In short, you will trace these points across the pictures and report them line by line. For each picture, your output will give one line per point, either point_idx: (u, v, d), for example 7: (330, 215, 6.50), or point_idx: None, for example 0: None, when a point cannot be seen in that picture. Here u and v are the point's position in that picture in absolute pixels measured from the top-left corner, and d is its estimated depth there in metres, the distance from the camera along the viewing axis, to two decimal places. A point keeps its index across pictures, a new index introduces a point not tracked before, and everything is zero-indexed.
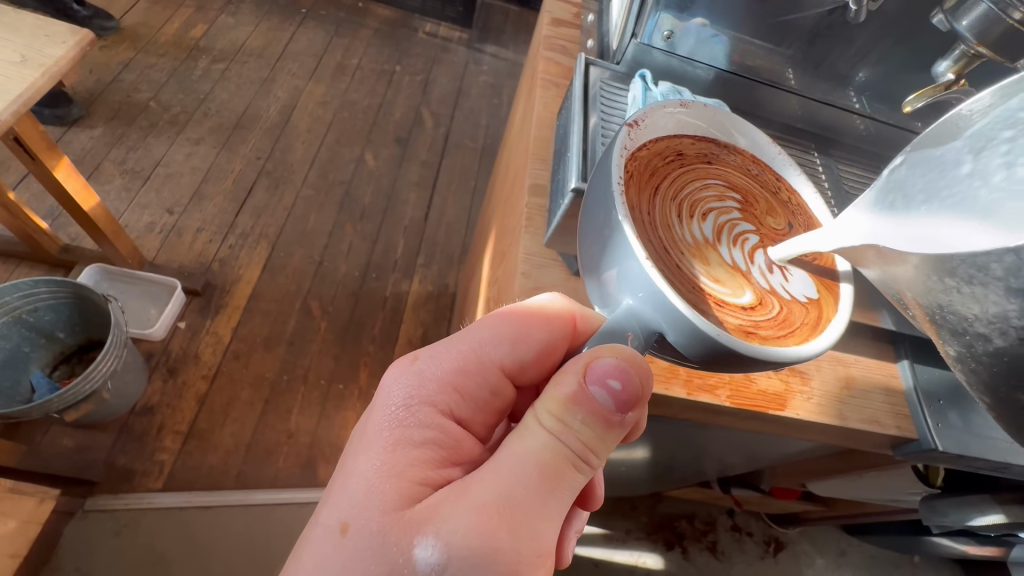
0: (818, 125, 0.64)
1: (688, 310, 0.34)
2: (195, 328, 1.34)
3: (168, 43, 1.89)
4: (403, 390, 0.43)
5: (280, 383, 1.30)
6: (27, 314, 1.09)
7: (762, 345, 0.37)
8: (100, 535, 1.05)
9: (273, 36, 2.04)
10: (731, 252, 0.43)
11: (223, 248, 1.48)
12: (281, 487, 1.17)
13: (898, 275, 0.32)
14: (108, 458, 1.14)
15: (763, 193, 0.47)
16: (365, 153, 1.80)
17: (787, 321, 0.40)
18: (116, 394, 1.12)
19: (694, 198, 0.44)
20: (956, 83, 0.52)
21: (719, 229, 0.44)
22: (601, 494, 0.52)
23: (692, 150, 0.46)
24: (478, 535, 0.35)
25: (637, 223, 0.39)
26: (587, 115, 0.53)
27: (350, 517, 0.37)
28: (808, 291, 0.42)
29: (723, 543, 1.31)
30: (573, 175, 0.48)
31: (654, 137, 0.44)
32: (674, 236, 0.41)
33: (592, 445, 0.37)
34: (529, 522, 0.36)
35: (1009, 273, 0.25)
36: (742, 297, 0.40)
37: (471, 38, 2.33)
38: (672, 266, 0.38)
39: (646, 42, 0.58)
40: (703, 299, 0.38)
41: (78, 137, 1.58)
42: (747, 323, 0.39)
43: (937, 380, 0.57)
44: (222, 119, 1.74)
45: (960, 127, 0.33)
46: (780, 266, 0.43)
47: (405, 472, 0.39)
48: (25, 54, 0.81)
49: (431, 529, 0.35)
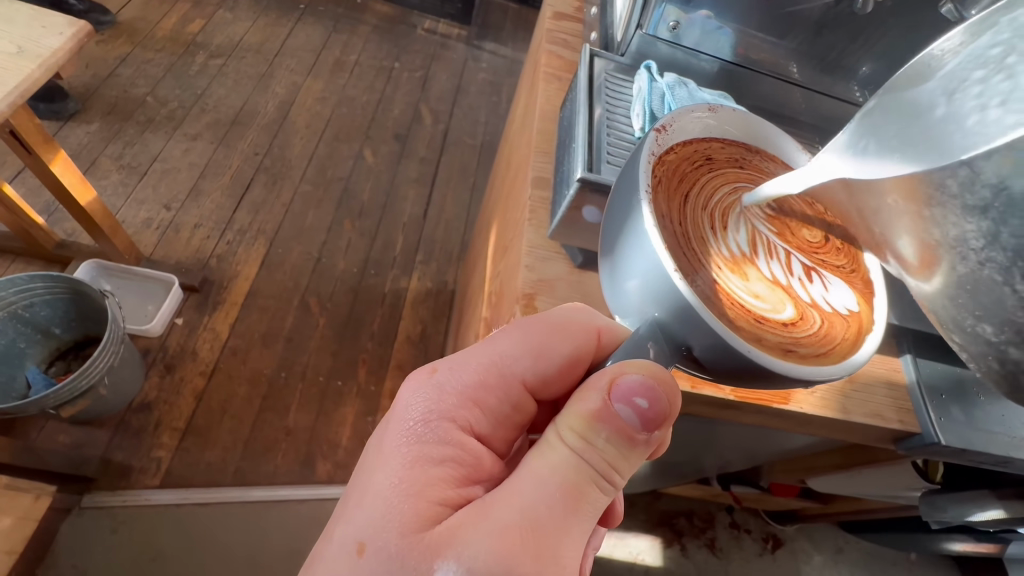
0: (823, 118, 0.64)
1: (719, 325, 0.33)
2: (192, 325, 1.33)
3: (165, 38, 1.87)
4: (421, 404, 0.43)
5: (278, 380, 1.30)
6: (22, 309, 1.07)
7: (803, 363, 0.36)
8: (96, 533, 1.04)
9: (272, 31, 2.03)
10: (770, 264, 0.41)
11: (220, 244, 1.47)
12: (279, 483, 1.16)
13: (870, 207, 0.31)
14: (104, 455, 1.13)
15: (798, 202, 0.46)
16: (363, 149, 1.79)
17: (827, 337, 0.38)
18: (112, 390, 1.11)
19: (726, 206, 0.42)
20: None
21: (756, 240, 0.42)
22: (621, 512, 0.51)
23: (721, 156, 0.44)
24: (498, 557, 0.34)
25: (667, 231, 0.37)
26: (592, 106, 0.53)
27: (366, 537, 0.37)
28: (846, 305, 0.41)
29: (721, 541, 1.31)
30: (580, 164, 0.47)
31: (680, 143, 0.43)
32: (706, 246, 0.39)
33: (616, 464, 0.37)
34: (550, 541, 0.36)
35: (964, 188, 0.24)
36: (783, 313, 0.38)
37: (470, 35, 2.33)
38: (703, 277, 0.37)
39: (651, 33, 0.58)
40: (741, 315, 0.37)
41: (74, 132, 1.57)
42: (787, 340, 0.37)
43: (940, 374, 0.57)
44: (220, 115, 1.73)
45: (931, 69, 0.27)
46: (819, 279, 0.41)
47: (424, 491, 0.39)
48: (22, 45, 0.80)
49: (451, 551, 0.35)
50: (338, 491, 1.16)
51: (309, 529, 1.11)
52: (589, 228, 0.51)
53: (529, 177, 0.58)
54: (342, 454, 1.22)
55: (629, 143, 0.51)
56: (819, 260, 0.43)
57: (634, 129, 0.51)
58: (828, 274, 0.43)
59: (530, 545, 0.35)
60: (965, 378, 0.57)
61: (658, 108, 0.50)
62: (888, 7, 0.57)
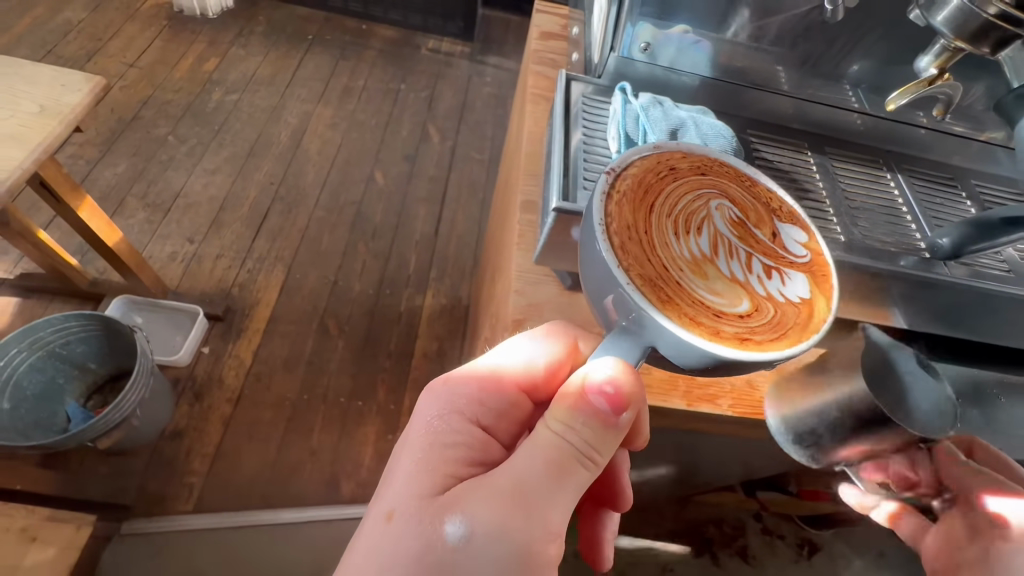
0: (813, 124, 0.61)
1: (672, 324, 0.34)
2: (218, 352, 1.39)
3: (183, 79, 1.95)
4: (436, 406, 0.44)
5: (302, 402, 1.34)
6: (59, 347, 1.14)
7: (758, 351, 0.34)
8: (134, 559, 1.09)
9: (282, 64, 2.10)
10: (729, 263, 0.40)
11: (241, 273, 1.52)
12: (306, 504, 1.19)
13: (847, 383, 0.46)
14: (140, 484, 1.18)
15: (759, 202, 0.45)
16: (374, 171, 1.84)
17: (781, 326, 0.37)
18: (145, 421, 1.16)
19: (689, 211, 0.42)
20: (941, 77, 0.49)
21: (718, 240, 0.41)
22: (630, 495, 0.54)
23: (685, 165, 0.44)
24: (497, 522, 0.36)
25: (630, 250, 0.37)
26: (569, 130, 0.53)
27: (397, 505, 0.38)
28: (795, 293, 0.40)
29: (754, 548, 1.27)
30: (555, 195, 0.47)
31: (643, 159, 0.43)
32: (667, 252, 0.39)
33: (598, 444, 0.38)
34: (546, 510, 0.37)
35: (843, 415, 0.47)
36: (740, 306, 0.38)
37: (473, 51, 2.36)
38: (661, 277, 0.37)
39: (625, 55, 0.58)
40: (699, 310, 0.36)
41: (102, 174, 1.65)
42: (743, 330, 0.36)
43: (955, 380, 0.56)
44: (237, 149, 1.80)
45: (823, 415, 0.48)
46: (777, 274, 0.41)
47: (439, 468, 0.40)
48: (44, 104, 0.82)
49: (459, 511, 0.36)
50: (362, 510, 1.19)
51: (334, 549, 1.13)
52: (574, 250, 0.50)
53: (519, 202, 0.59)
54: (365, 473, 1.25)
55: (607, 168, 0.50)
56: (782, 258, 0.42)
57: (612, 152, 0.50)
58: (792, 266, 0.42)
59: (520, 511, 0.36)
60: (982, 380, 0.56)
61: (633, 131, 0.50)
62: (861, 13, 0.57)
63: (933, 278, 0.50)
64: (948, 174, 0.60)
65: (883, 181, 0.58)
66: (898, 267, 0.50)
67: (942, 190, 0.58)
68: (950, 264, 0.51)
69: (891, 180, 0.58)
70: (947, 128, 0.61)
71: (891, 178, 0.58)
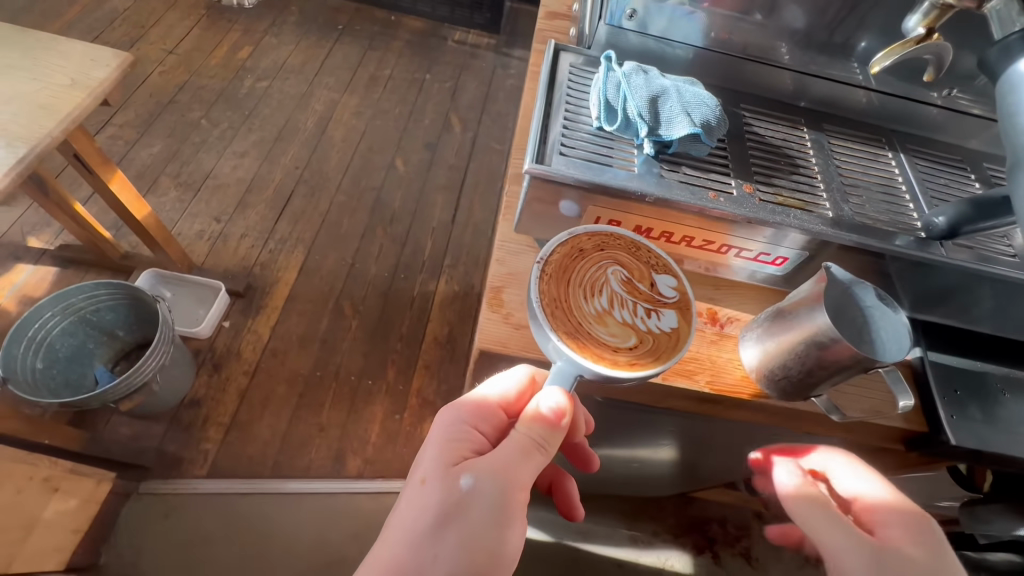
0: (814, 99, 0.62)
1: (591, 363, 0.44)
2: (238, 327, 1.44)
3: (218, 65, 2.03)
4: (449, 409, 0.50)
5: (314, 378, 1.38)
6: (89, 313, 1.20)
7: (646, 370, 0.44)
8: (149, 518, 1.14)
9: (313, 52, 2.15)
10: (624, 311, 0.48)
11: (263, 252, 1.58)
12: (313, 476, 1.23)
13: (814, 319, 0.44)
14: (159, 447, 1.24)
15: (649, 259, 0.51)
16: (395, 159, 1.87)
17: (658, 351, 0.46)
18: (165, 387, 1.21)
19: (594, 275, 0.49)
20: (930, 37, 0.46)
21: (616, 297, 0.48)
22: (596, 458, 0.67)
23: (588, 244, 0.50)
24: (496, 491, 0.44)
25: (557, 317, 0.46)
26: (552, 98, 0.55)
27: (426, 473, 0.46)
28: (668, 324, 0.48)
29: (758, 551, 1.24)
30: (530, 157, 0.50)
31: (556, 244, 0.49)
32: (583, 312, 0.47)
33: (555, 435, 0.47)
34: (528, 478, 0.46)
35: (811, 349, 0.45)
36: (636, 340, 0.46)
37: (499, 43, 2.37)
38: (581, 329, 0.46)
39: (614, 25, 0.61)
40: (607, 349, 0.45)
41: (139, 154, 1.73)
42: (639, 357, 0.45)
43: (957, 371, 0.55)
44: (265, 133, 1.86)
45: (796, 346, 0.46)
46: (651, 314, 0.48)
47: (454, 452, 0.47)
48: (75, 78, 0.87)
49: (469, 482, 0.44)
50: (366, 485, 1.22)
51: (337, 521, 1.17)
52: (566, 221, 0.55)
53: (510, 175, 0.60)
54: (371, 451, 1.28)
55: (587, 133, 0.53)
56: (658, 304, 0.49)
57: (593, 119, 0.53)
58: (661, 308, 0.49)
59: (512, 483, 0.45)
60: (986, 374, 0.55)
61: (613, 97, 0.53)
62: None
63: (927, 258, 0.50)
64: (958, 156, 0.59)
65: (884, 159, 0.58)
66: (891, 245, 0.50)
67: (947, 169, 0.58)
68: (947, 244, 0.51)
69: (892, 159, 0.58)
70: (962, 109, 0.59)
71: (892, 157, 0.58)
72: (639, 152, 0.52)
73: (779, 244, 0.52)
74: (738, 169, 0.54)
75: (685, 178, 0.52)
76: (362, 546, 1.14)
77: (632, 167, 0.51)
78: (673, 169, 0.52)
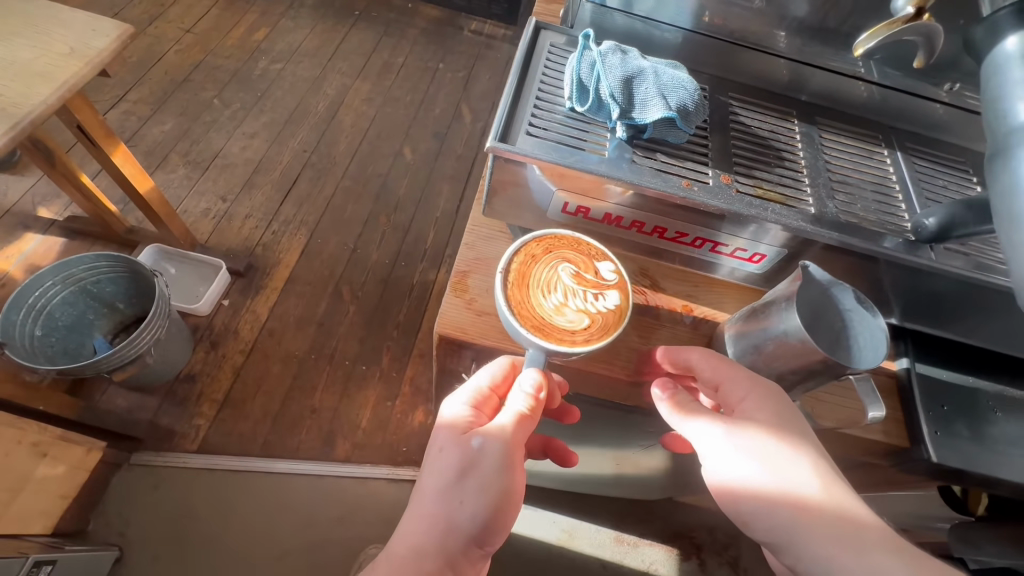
0: (806, 92, 0.60)
1: (558, 346, 0.47)
2: (237, 306, 1.45)
3: (233, 46, 2.04)
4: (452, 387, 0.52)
5: (308, 360, 1.38)
6: (90, 284, 1.22)
7: (599, 342, 0.47)
8: (139, 488, 1.16)
9: (327, 37, 2.15)
10: (576, 298, 0.50)
11: (266, 233, 1.58)
12: (301, 458, 1.24)
13: (786, 320, 0.43)
14: (152, 419, 1.25)
15: (595, 249, 0.53)
16: (403, 146, 1.86)
17: (605, 327, 0.49)
18: (161, 361, 1.22)
19: (543, 270, 0.50)
20: (920, 17, 0.43)
21: (568, 288, 0.50)
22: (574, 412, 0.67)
23: (538, 248, 0.52)
24: (502, 450, 0.47)
25: (523, 314, 0.48)
26: (528, 79, 0.54)
27: (441, 441, 0.49)
28: (612, 302, 0.50)
29: (747, 561, 1.20)
30: (493, 136, 0.48)
31: (514, 250, 0.51)
32: (545, 306, 0.49)
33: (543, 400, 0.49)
34: (527, 433, 0.49)
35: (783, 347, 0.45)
36: (588, 320, 0.49)
37: (515, 35, 2.34)
38: (545, 320, 0.48)
39: (601, 5, 0.59)
40: (570, 333, 0.48)
41: (151, 131, 1.75)
42: (593, 335, 0.48)
43: (947, 385, 0.52)
44: (275, 115, 1.86)
45: (770, 340, 0.46)
46: (596, 294, 0.50)
47: (460, 421, 0.49)
48: (74, 46, 0.87)
49: (478, 445, 0.47)
50: (353, 470, 1.22)
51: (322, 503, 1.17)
52: (530, 203, 0.54)
53: None
54: (361, 435, 1.28)
55: (560, 115, 0.51)
56: (601, 286, 0.51)
57: (565, 100, 0.52)
58: (603, 288, 0.51)
59: (514, 443, 0.48)
60: (979, 391, 0.52)
61: (585, 77, 0.51)
62: None
63: (917, 263, 0.48)
64: (960, 158, 0.58)
65: (878, 158, 0.56)
66: (881, 247, 0.48)
67: (948, 171, 0.56)
68: (938, 248, 0.49)
69: (887, 157, 0.56)
70: (970, 106, 0.57)
71: (888, 155, 0.57)
72: (612, 135, 0.51)
73: (759, 241, 0.51)
74: (719, 161, 0.53)
75: (658, 165, 0.50)
76: (344, 530, 1.15)
77: (604, 152, 0.50)
78: (648, 156, 0.51)
